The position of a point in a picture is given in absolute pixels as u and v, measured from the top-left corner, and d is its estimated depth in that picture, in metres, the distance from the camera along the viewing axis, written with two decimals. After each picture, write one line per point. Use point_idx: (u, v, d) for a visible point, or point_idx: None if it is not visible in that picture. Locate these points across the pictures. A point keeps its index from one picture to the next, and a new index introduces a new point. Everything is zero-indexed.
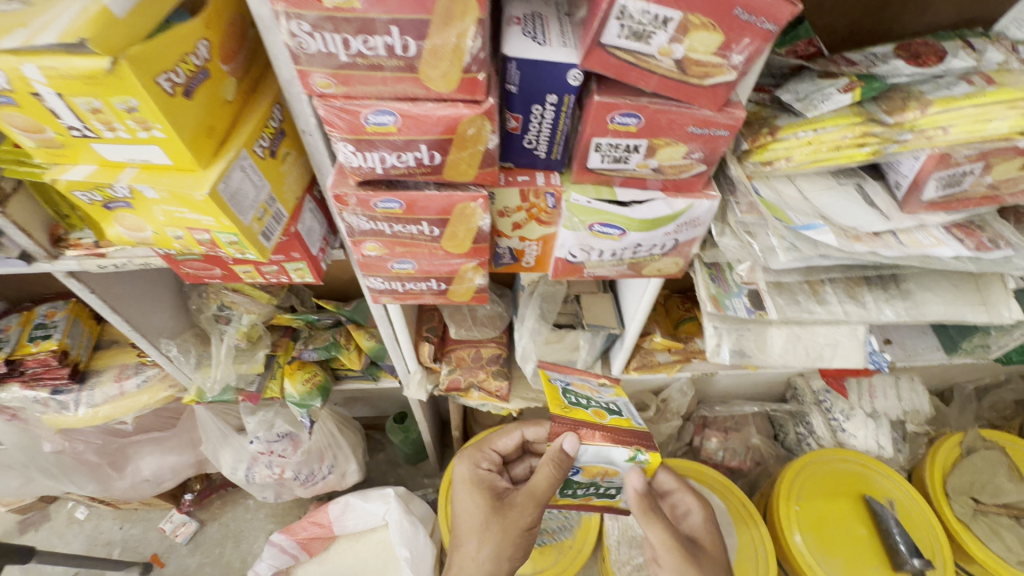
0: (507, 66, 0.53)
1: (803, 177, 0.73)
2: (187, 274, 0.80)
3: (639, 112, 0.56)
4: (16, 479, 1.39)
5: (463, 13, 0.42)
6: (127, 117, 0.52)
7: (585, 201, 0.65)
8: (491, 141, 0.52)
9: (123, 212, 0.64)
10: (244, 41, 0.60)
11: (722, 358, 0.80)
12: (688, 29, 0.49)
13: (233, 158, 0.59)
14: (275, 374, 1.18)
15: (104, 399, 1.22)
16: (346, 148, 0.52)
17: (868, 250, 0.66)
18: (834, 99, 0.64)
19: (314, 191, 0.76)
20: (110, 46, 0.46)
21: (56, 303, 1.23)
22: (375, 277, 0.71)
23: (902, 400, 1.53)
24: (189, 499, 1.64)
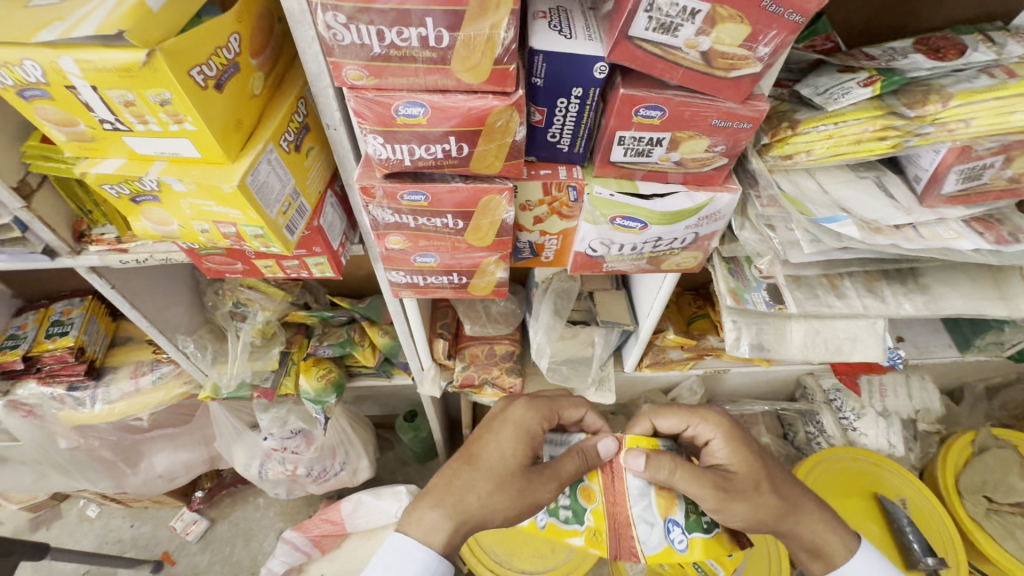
0: (534, 59, 0.54)
1: (822, 171, 0.73)
2: (208, 269, 0.81)
3: (663, 105, 0.57)
4: (30, 475, 1.40)
5: (497, 4, 0.43)
6: (160, 110, 0.53)
7: (608, 194, 0.65)
8: (518, 133, 0.53)
9: (150, 206, 0.65)
10: (271, 35, 0.61)
11: (741, 353, 0.80)
12: (715, 20, 0.49)
13: (260, 151, 0.60)
14: (290, 370, 1.18)
15: (120, 395, 1.23)
16: (375, 140, 0.53)
17: (890, 243, 0.67)
18: (854, 94, 0.65)
19: (335, 186, 0.76)
20: (147, 38, 0.47)
21: (73, 300, 1.24)
22: (397, 271, 0.71)
23: (913, 398, 1.54)
24: (199, 497, 1.65)
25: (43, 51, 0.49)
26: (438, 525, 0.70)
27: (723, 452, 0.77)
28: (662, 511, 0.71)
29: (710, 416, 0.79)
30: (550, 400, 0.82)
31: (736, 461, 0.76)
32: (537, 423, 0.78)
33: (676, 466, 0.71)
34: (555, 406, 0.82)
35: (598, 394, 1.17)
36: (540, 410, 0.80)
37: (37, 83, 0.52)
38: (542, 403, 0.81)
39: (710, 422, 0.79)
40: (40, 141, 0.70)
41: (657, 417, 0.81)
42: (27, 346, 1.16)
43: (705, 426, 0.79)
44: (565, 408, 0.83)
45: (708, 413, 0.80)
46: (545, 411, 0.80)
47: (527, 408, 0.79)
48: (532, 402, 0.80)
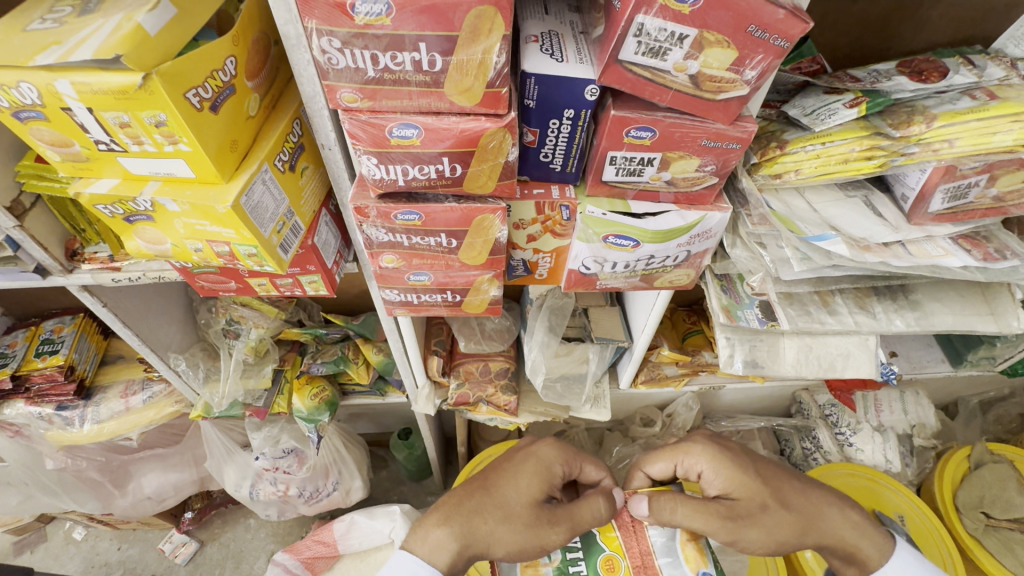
0: (526, 81, 0.55)
1: (811, 190, 0.74)
2: (201, 287, 0.80)
3: (653, 126, 0.58)
4: (15, 497, 1.38)
5: (489, 30, 0.44)
6: (155, 131, 0.53)
7: (600, 213, 0.66)
8: (511, 153, 0.53)
9: (144, 225, 0.65)
10: (268, 58, 0.62)
11: (735, 370, 0.80)
12: (703, 45, 0.50)
13: (255, 171, 0.60)
14: (283, 389, 1.16)
15: (109, 415, 1.21)
16: (369, 161, 0.53)
17: (878, 260, 0.68)
18: (841, 114, 0.66)
19: (330, 204, 0.76)
20: (144, 62, 0.48)
21: (64, 318, 1.23)
22: (391, 289, 0.71)
23: (908, 413, 1.54)
24: (189, 518, 1.62)
25: (40, 75, 0.49)
26: (444, 543, 0.70)
27: (717, 480, 0.77)
28: (694, 564, 0.76)
29: (692, 448, 0.80)
30: (576, 449, 0.85)
31: (732, 489, 0.76)
32: (559, 464, 0.81)
33: (676, 504, 0.74)
34: (579, 458, 0.84)
35: (593, 411, 1.17)
36: (568, 455, 0.83)
37: (33, 105, 0.52)
38: (569, 450, 0.84)
39: (694, 455, 0.80)
40: (35, 161, 0.71)
41: (645, 462, 0.83)
42: (16, 365, 1.14)
43: (691, 459, 0.80)
44: (587, 464, 0.85)
45: (691, 445, 0.81)
46: (571, 458, 0.83)
47: (557, 447, 0.82)
48: (562, 445, 0.83)
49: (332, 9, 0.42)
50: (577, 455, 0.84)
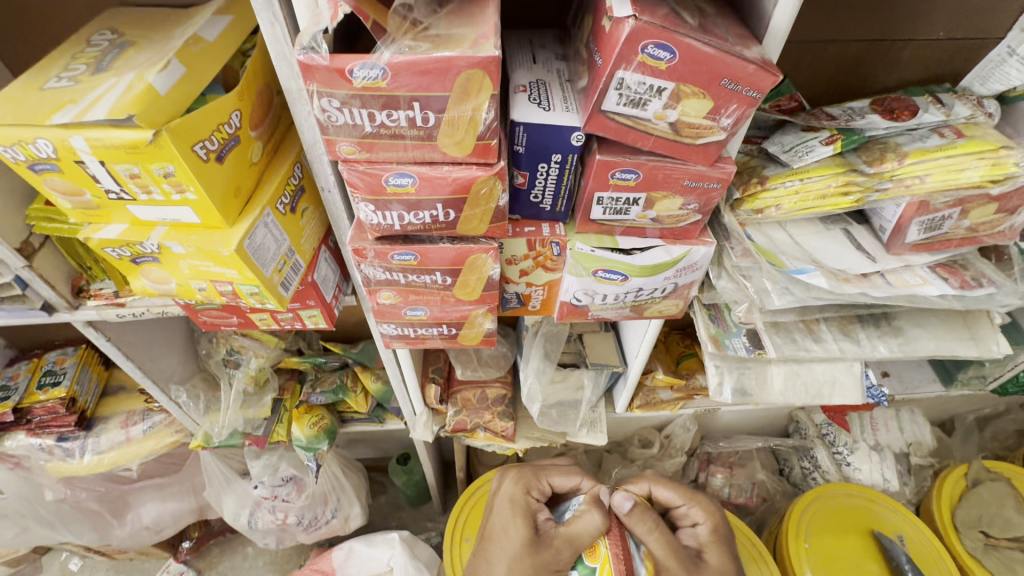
0: (515, 129, 0.58)
1: (793, 223, 0.78)
2: (204, 322, 0.83)
3: (637, 169, 0.61)
4: (12, 529, 1.37)
5: (478, 89, 0.47)
6: (163, 181, 0.56)
7: (588, 250, 0.69)
8: (501, 198, 0.56)
9: (150, 266, 0.67)
10: (270, 107, 0.65)
11: (724, 397, 0.82)
12: (680, 96, 0.54)
13: (258, 215, 0.63)
14: (282, 418, 1.18)
15: (110, 445, 1.22)
16: (367, 208, 0.56)
17: (857, 291, 0.71)
18: (817, 151, 0.70)
19: (329, 241, 0.79)
20: (154, 120, 0.51)
21: (66, 349, 1.25)
22: (388, 324, 0.74)
23: (903, 432, 1.55)
24: (186, 547, 1.61)
25: (55, 131, 0.52)
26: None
27: (699, 535, 0.81)
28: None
29: (705, 502, 0.84)
30: (538, 470, 0.89)
31: (707, 550, 0.79)
32: (527, 493, 0.84)
33: (654, 526, 0.73)
34: (541, 473, 0.88)
35: (590, 436, 1.18)
36: (526, 481, 0.86)
37: (47, 158, 0.55)
38: (530, 474, 0.88)
39: (703, 507, 0.83)
40: (46, 204, 0.73)
41: (659, 482, 0.86)
42: (18, 398, 1.15)
43: (697, 509, 0.83)
44: (552, 476, 0.88)
45: (704, 499, 0.85)
46: (530, 480, 0.87)
47: (517, 481, 0.87)
48: (520, 476, 0.88)
49: (332, 73, 0.45)
50: (539, 477, 0.88)
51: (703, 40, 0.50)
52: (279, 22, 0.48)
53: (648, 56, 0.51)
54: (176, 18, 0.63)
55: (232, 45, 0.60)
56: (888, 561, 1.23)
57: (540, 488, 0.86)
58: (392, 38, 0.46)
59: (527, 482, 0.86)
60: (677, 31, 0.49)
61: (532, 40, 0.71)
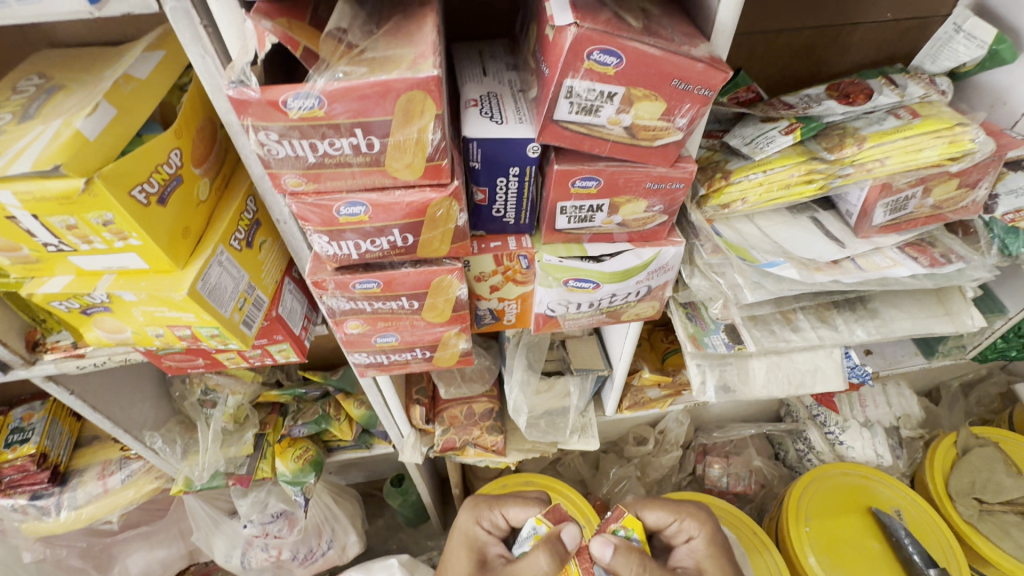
0: (468, 146, 0.56)
1: (760, 215, 0.77)
2: (169, 366, 0.79)
3: (597, 175, 0.59)
4: None
5: (421, 110, 0.45)
6: (104, 230, 0.53)
7: (557, 260, 0.67)
8: (460, 218, 0.55)
9: (102, 316, 0.64)
10: (214, 141, 0.63)
11: (708, 395, 0.81)
12: (632, 100, 0.53)
13: (210, 255, 0.60)
14: (265, 454, 1.15)
15: (87, 499, 1.18)
16: (321, 239, 0.54)
17: (829, 279, 0.70)
18: (778, 142, 0.69)
19: (292, 272, 0.77)
20: (84, 168, 0.49)
21: (33, 404, 1.19)
22: (359, 353, 0.71)
23: (891, 406, 1.56)
24: None
25: None
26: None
27: (699, 553, 0.77)
28: None
29: (695, 511, 0.79)
30: (495, 500, 0.84)
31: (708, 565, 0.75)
32: (478, 523, 0.81)
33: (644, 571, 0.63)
34: (495, 503, 0.83)
35: (582, 442, 1.16)
36: (478, 508, 0.83)
37: None
38: (485, 503, 0.84)
39: (695, 518, 0.79)
40: None
41: (643, 508, 0.81)
42: None
43: (691, 521, 0.78)
44: (507, 506, 0.82)
45: (692, 508, 0.80)
46: (482, 509, 0.82)
47: (470, 509, 0.83)
48: (473, 503, 0.84)
49: (266, 106, 0.43)
50: (493, 501, 0.84)
51: (649, 42, 0.49)
52: (210, 54, 0.46)
53: (595, 63, 0.49)
54: (106, 58, 0.60)
55: (167, 82, 0.58)
56: (888, 537, 1.23)
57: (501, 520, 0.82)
58: (326, 64, 0.44)
59: (477, 509, 0.82)
60: (621, 35, 0.48)
61: (482, 52, 0.70)
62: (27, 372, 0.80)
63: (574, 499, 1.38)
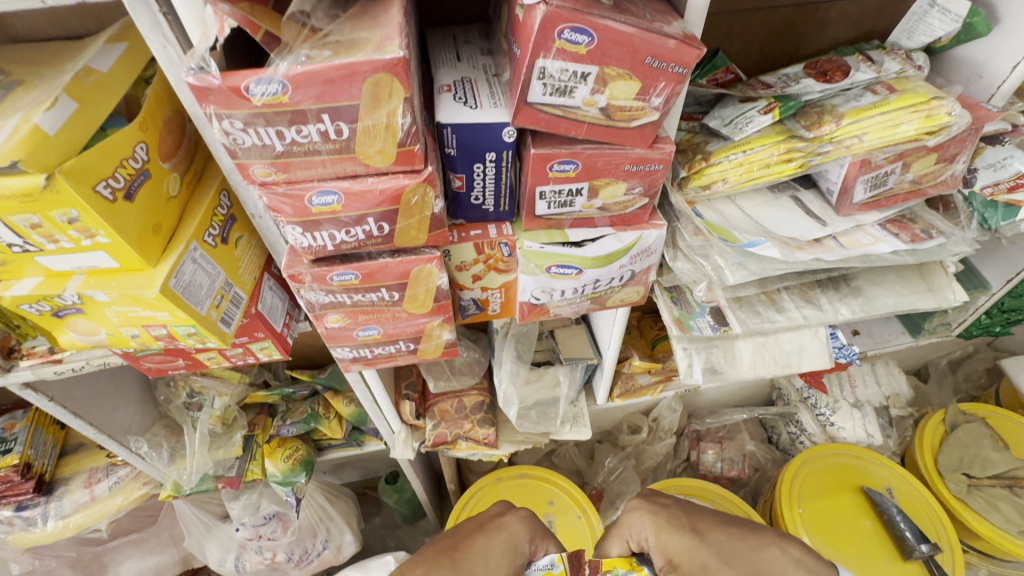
0: (443, 132, 0.55)
1: (742, 196, 0.77)
2: (149, 368, 0.78)
3: (575, 158, 0.59)
4: None
5: (389, 94, 0.44)
6: (70, 228, 0.52)
7: (538, 247, 0.67)
8: (436, 206, 0.54)
9: (75, 318, 0.63)
10: (183, 135, 0.62)
11: (695, 379, 0.81)
12: (606, 80, 0.52)
13: (183, 251, 0.59)
14: (254, 455, 1.13)
15: (74, 508, 1.16)
16: (294, 231, 0.53)
17: (811, 257, 0.70)
18: (757, 121, 0.69)
19: (271, 268, 0.76)
20: (44, 164, 0.47)
21: (14, 413, 1.17)
22: (342, 347, 0.70)
23: (881, 385, 1.57)
24: None
25: None
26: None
27: (660, 546, 0.63)
28: None
29: (633, 517, 0.68)
30: (548, 530, 0.71)
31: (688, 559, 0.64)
32: (510, 534, 0.70)
33: None
34: (549, 537, 0.69)
35: (573, 432, 1.16)
36: (536, 529, 0.69)
37: None
38: (539, 527, 0.70)
39: (638, 523, 0.67)
40: None
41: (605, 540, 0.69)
42: None
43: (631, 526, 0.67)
44: (556, 546, 0.69)
45: (633, 515, 0.69)
46: (538, 534, 0.69)
47: (507, 517, 0.72)
48: (530, 517, 0.70)
49: (228, 93, 0.42)
50: (531, 518, 0.73)
51: (620, 20, 0.48)
52: (171, 42, 0.45)
53: (566, 42, 0.49)
54: (67, 53, 0.58)
55: (131, 74, 0.57)
56: (880, 515, 1.24)
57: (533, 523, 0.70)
58: (290, 48, 0.43)
59: (535, 531, 0.69)
60: (592, 13, 0.47)
61: (455, 37, 0.68)
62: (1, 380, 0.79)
63: (569, 489, 1.38)
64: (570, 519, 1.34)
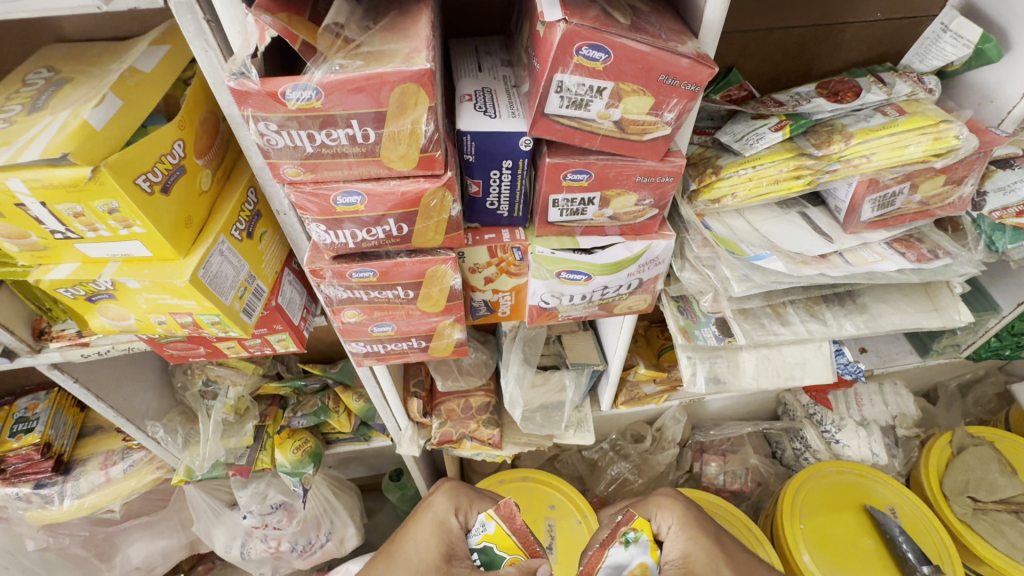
0: (462, 139, 0.58)
1: (750, 210, 0.79)
2: (171, 355, 0.81)
3: (588, 168, 0.61)
4: None
5: (415, 103, 0.47)
6: (109, 217, 0.55)
7: (549, 252, 0.69)
8: (453, 209, 0.56)
9: (106, 303, 0.66)
10: (217, 133, 0.65)
11: (699, 388, 0.82)
12: (621, 95, 0.54)
13: (212, 243, 0.62)
14: (265, 445, 1.17)
15: (90, 488, 1.20)
16: (319, 228, 0.56)
17: (817, 272, 0.72)
18: (767, 138, 0.71)
19: (292, 263, 0.79)
20: (90, 156, 0.50)
21: (37, 394, 1.22)
22: (357, 342, 0.73)
23: (888, 405, 1.56)
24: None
25: None
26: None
27: (678, 544, 0.62)
28: None
29: (664, 501, 0.67)
30: (474, 496, 0.72)
31: (694, 553, 0.60)
32: (453, 513, 0.68)
33: None
34: (476, 500, 0.71)
35: (577, 437, 1.19)
36: (459, 498, 0.70)
37: None
38: (465, 495, 0.71)
39: (666, 508, 0.66)
40: None
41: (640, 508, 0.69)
42: None
43: (661, 512, 0.66)
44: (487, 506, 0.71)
45: (662, 500, 0.68)
46: (462, 500, 0.70)
47: (448, 497, 0.70)
48: (454, 490, 0.72)
49: (265, 97, 0.45)
50: (475, 499, 0.71)
51: (636, 38, 0.50)
52: (213, 48, 0.47)
53: (584, 58, 0.51)
54: (112, 52, 0.62)
55: (171, 75, 0.60)
56: (882, 534, 1.24)
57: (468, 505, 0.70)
58: (324, 57, 0.46)
59: (459, 499, 0.70)
60: (610, 32, 0.50)
61: (477, 48, 0.71)
62: (31, 360, 0.82)
63: (571, 494, 1.40)
64: (570, 524, 1.37)
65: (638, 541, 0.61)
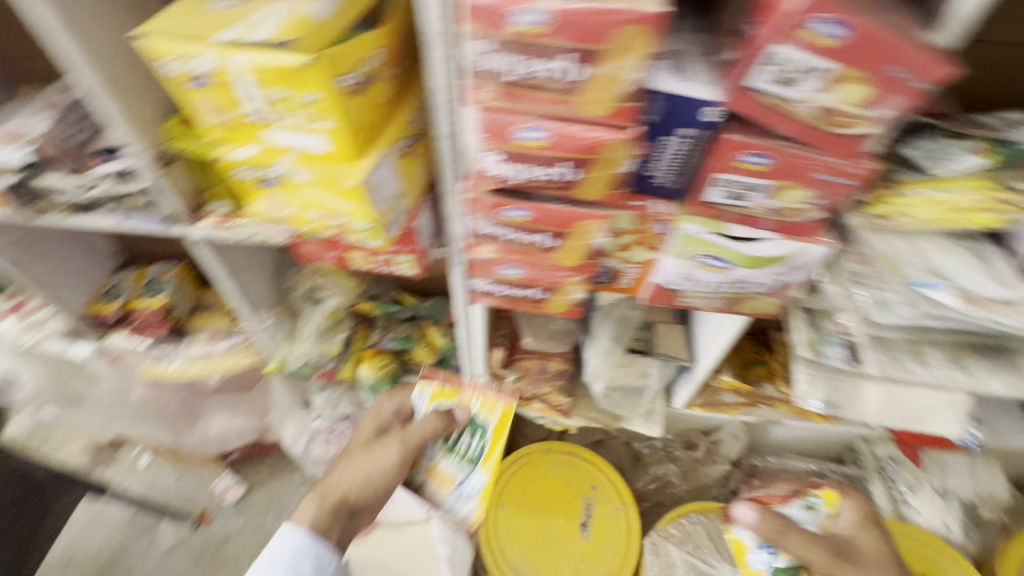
0: (650, 97, 0.56)
1: (919, 234, 0.72)
2: (303, 253, 0.87)
3: (768, 153, 0.58)
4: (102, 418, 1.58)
5: (631, 47, 0.46)
6: (305, 109, 0.59)
7: (698, 233, 0.67)
8: (626, 166, 0.55)
9: (272, 191, 0.72)
10: (404, 48, 0.67)
11: (811, 406, 0.81)
12: (837, 79, 0.50)
13: (381, 154, 0.65)
14: (351, 356, 1.25)
15: (195, 356, 1.32)
16: (495, 158, 0.56)
17: (987, 316, 0.64)
18: (964, 159, 0.63)
19: (432, 190, 0.82)
20: (309, 47, 0.53)
21: (168, 264, 1.37)
22: (482, 278, 0.75)
23: (975, 482, 1.41)
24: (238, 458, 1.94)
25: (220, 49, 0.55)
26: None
27: (850, 526, 1.06)
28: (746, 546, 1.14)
29: (855, 496, 1.09)
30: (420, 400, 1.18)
31: (859, 536, 1.04)
32: (404, 413, 1.16)
33: (785, 531, 1.03)
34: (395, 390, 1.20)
35: (645, 426, 1.19)
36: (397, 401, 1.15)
37: (207, 75, 0.58)
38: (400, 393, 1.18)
39: (853, 500, 1.08)
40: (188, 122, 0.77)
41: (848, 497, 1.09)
42: (124, 300, 1.32)
43: (847, 500, 1.09)
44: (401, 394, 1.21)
45: (852, 496, 1.09)
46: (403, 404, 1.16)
47: (390, 401, 1.15)
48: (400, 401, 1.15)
49: (490, 16, 0.45)
50: (404, 389, 1.20)
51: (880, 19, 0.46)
52: None
53: (812, 31, 0.48)
54: None
55: None
56: None
57: (404, 406, 1.16)
58: None
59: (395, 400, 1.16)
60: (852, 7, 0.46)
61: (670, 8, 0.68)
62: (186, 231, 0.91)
63: (614, 481, 1.54)
64: (608, 508, 1.51)
65: (820, 505, 1.12)
